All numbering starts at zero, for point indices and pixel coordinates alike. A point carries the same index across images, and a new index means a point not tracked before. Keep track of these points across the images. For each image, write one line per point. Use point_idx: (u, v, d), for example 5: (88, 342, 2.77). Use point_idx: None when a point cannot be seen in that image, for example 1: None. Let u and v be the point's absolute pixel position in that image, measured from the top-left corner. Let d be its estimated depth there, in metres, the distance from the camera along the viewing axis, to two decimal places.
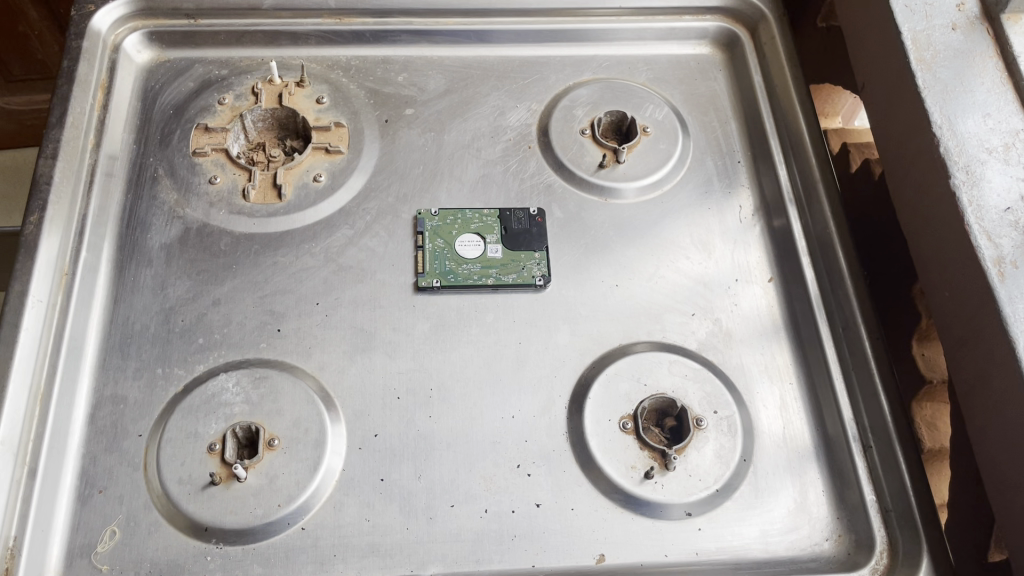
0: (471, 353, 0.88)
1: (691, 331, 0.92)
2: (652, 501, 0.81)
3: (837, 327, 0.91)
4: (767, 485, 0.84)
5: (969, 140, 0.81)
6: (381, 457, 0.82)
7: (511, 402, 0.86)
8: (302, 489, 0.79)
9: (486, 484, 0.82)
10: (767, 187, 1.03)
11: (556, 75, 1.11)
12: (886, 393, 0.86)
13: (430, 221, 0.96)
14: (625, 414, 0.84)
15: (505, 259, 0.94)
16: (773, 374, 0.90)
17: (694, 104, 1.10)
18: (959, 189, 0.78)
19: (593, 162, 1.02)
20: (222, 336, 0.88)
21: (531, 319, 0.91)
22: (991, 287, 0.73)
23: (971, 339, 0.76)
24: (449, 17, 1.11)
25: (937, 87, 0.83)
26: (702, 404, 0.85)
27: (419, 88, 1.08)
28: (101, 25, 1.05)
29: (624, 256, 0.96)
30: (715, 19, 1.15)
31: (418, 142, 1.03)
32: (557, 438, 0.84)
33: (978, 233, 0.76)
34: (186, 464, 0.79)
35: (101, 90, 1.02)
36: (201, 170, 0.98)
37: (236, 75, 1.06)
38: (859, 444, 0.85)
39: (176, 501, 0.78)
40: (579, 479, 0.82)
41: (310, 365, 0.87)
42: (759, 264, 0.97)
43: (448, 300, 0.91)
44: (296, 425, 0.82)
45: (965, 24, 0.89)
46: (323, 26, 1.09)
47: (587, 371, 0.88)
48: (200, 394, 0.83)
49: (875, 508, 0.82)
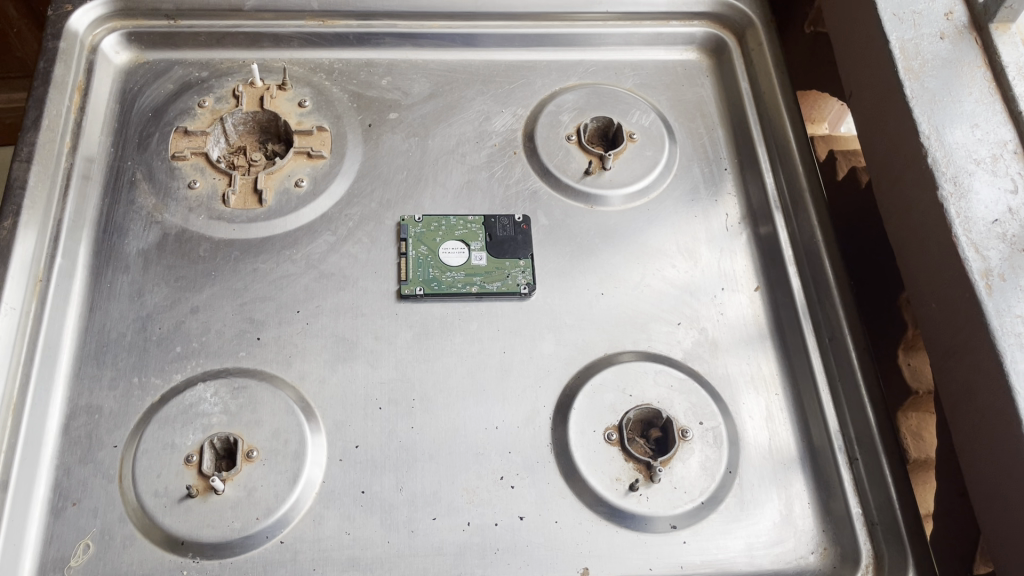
0: (454, 362, 0.87)
1: (677, 341, 0.91)
2: (636, 514, 0.80)
3: (824, 336, 0.91)
4: (753, 498, 0.83)
5: (957, 151, 0.80)
6: (362, 468, 0.81)
7: (495, 413, 0.85)
8: (281, 503, 0.77)
9: (469, 496, 0.80)
10: (753, 194, 1.02)
11: (542, 80, 1.10)
12: (873, 404, 0.85)
13: (413, 227, 0.94)
14: (610, 425, 0.84)
15: (489, 266, 0.92)
16: (760, 384, 0.90)
17: (681, 110, 1.10)
18: (947, 200, 0.77)
19: (579, 168, 1.01)
20: (201, 344, 0.86)
21: (516, 328, 0.90)
22: (979, 300, 0.73)
23: (959, 351, 0.76)
24: (435, 20, 1.10)
25: (924, 97, 0.83)
26: (688, 415, 0.85)
27: (403, 92, 1.06)
28: (79, 26, 1.03)
29: (610, 263, 0.95)
30: (703, 24, 1.14)
31: (402, 147, 1.01)
32: (541, 448, 0.83)
33: (965, 246, 0.75)
34: (161, 476, 0.78)
35: (78, 92, 1.00)
36: (180, 174, 0.96)
37: (217, 77, 1.04)
38: (846, 455, 0.85)
39: (151, 515, 0.76)
40: (563, 491, 0.81)
41: (290, 375, 0.85)
42: (745, 273, 0.97)
43: (431, 308, 0.90)
44: (275, 436, 0.80)
45: (954, 33, 0.88)
46: (307, 28, 1.07)
47: (572, 381, 0.87)
48: (177, 404, 0.81)
49: (861, 521, 0.82)
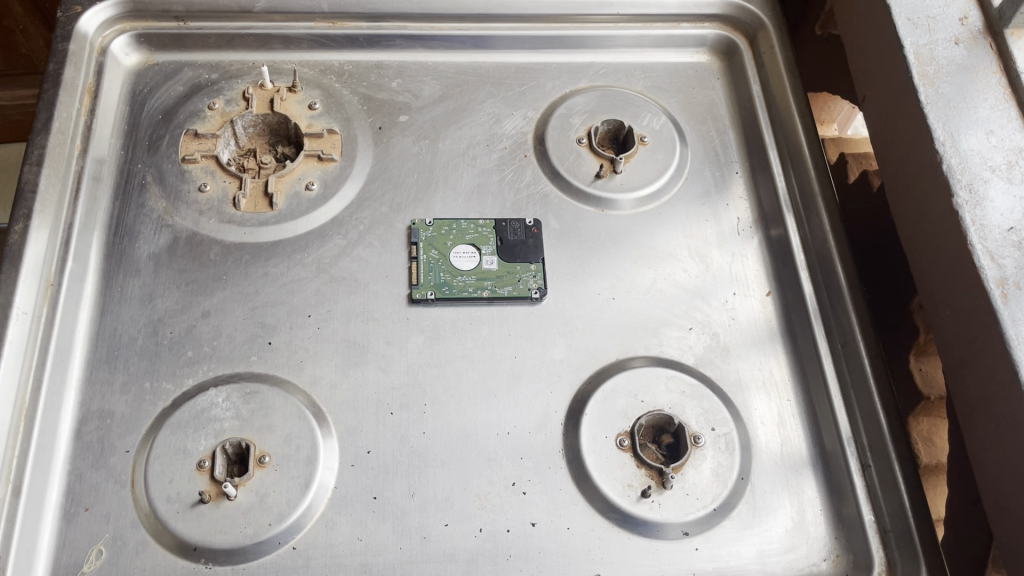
0: (465, 367, 0.87)
1: (688, 346, 0.91)
2: (649, 521, 0.80)
3: (836, 342, 0.91)
4: (765, 504, 0.83)
5: (972, 157, 0.80)
6: (373, 474, 0.81)
7: (506, 418, 0.85)
8: (293, 509, 0.77)
9: (480, 502, 0.80)
10: (764, 197, 1.02)
11: (552, 82, 1.09)
12: (885, 409, 0.85)
13: (424, 231, 0.94)
14: (621, 431, 0.83)
15: (500, 271, 0.92)
16: (772, 389, 0.89)
17: (691, 113, 1.09)
18: (962, 207, 0.77)
19: (590, 172, 1.00)
20: (212, 349, 0.86)
21: (527, 332, 0.90)
22: (994, 309, 0.73)
23: (972, 361, 0.75)
24: (445, 22, 1.09)
25: (940, 103, 0.82)
26: (700, 421, 0.85)
27: (413, 94, 1.06)
28: (88, 27, 1.02)
29: (620, 266, 0.95)
30: (714, 26, 1.14)
31: (413, 149, 1.01)
32: (552, 454, 0.83)
33: (980, 253, 0.75)
34: (174, 481, 0.78)
35: (88, 95, 0.99)
36: (190, 177, 0.96)
37: (227, 79, 1.04)
38: (858, 462, 0.85)
39: (163, 520, 0.76)
40: (575, 497, 0.81)
41: (302, 380, 0.85)
42: (757, 277, 0.96)
43: (442, 312, 0.90)
44: (287, 441, 0.80)
45: (968, 39, 0.87)
46: (317, 30, 1.07)
47: (584, 387, 0.87)
48: (189, 409, 0.81)
49: (873, 529, 0.81)
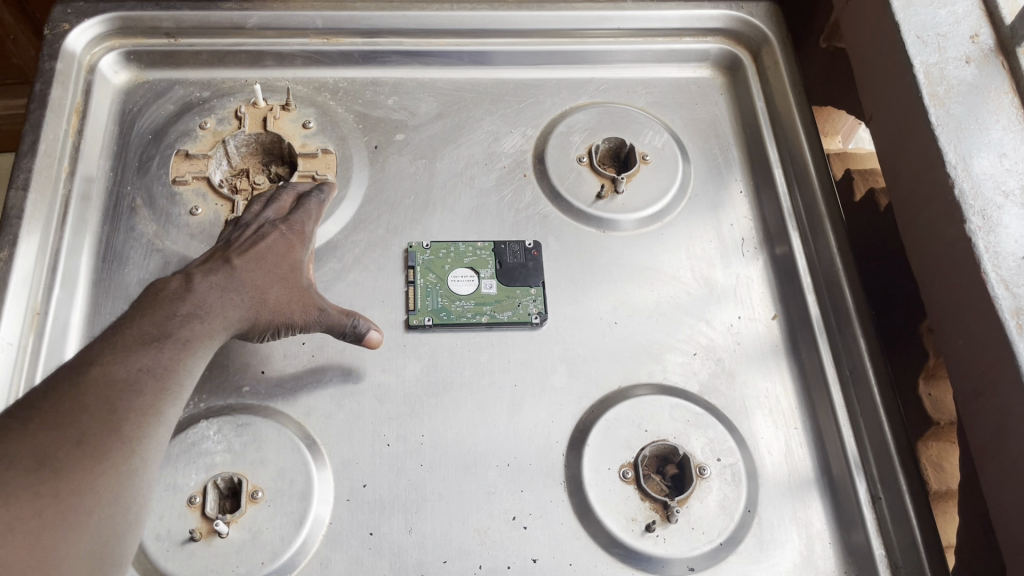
0: (464, 396, 0.85)
1: (692, 372, 0.88)
2: (653, 556, 0.77)
3: (845, 368, 0.88)
4: (772, 537, 0.81)
5: (984, 182, 0.77)
6: (369, 509, 0.78)
7: (506, 448, 0.83)
8: (287, 546, 0.75)
9: (480, 538, 0.78)
10: (769, 216, 1.00)
11: (552, 99, 1.07)
12: (896, 439, 0.83)
13: (421, 254, 0.92)
14: (625, 462, 0.81)
15: (499, 295, 0.90)
16: (778, 417, 0.87)
17: (694, 129, 1.07)
18: (974, 234, 0.75)
19: (591, 192, 0.98)
20: (203, 378, 0.84)
21: (527, 359, 0.87)
22: (1009, 341, 0.70)
23: (986, 392, 0.73)
24: (442, 37, 1.06)
25: (951, 125, 0.80)
26: (705, 452, 0.82)
27: (410, 111, 1.04)
28: (75, 46, 1.00)
29: (623, 289, 0.93)
30: (717, 40, 1.11)
31: (409, 169, 0.99)
32: (553, 486, 0.81)
33: (995, 282, 0.73)
34: (164, 519, 0.75)
35: (76, 114, 0.97)
36: (181, 200, 0.94)
37: (219, 97, 1.02)
38: (868, 493, 0.82)
39: (153, 559, 0.74)
40: (577, 532, 0.79)
41: (296, 411, 0.83)
42: (762, 299, 0.94)
43: (440, 339, 0.88)
44: (281, 475, 0.78)
45: (979, 58, 0.85)
46: (311, 46, 1.04)
47: (586, 416, 0.84)
48: (179, 442, 0.79)
49: (885, 563, 0.79)
